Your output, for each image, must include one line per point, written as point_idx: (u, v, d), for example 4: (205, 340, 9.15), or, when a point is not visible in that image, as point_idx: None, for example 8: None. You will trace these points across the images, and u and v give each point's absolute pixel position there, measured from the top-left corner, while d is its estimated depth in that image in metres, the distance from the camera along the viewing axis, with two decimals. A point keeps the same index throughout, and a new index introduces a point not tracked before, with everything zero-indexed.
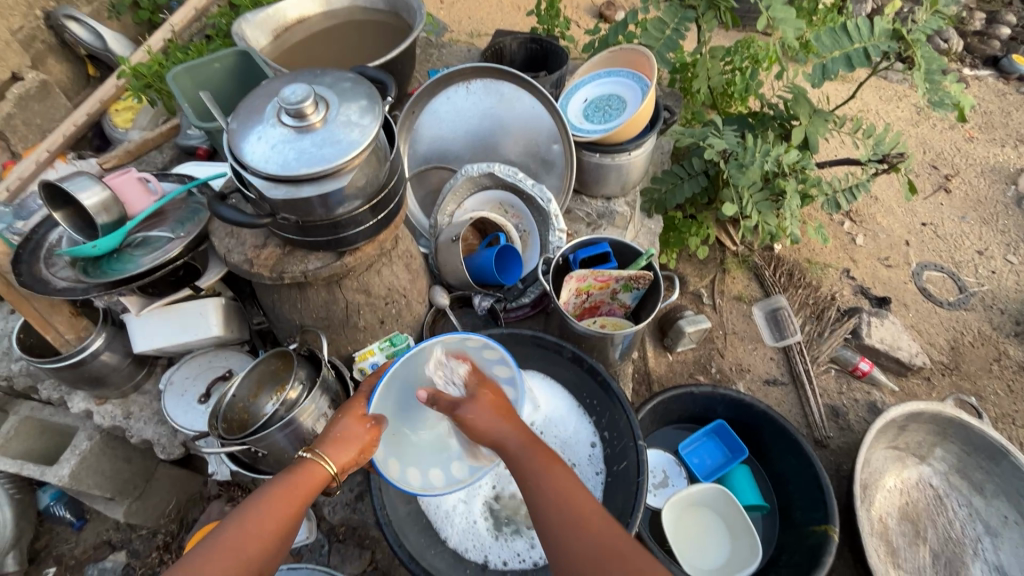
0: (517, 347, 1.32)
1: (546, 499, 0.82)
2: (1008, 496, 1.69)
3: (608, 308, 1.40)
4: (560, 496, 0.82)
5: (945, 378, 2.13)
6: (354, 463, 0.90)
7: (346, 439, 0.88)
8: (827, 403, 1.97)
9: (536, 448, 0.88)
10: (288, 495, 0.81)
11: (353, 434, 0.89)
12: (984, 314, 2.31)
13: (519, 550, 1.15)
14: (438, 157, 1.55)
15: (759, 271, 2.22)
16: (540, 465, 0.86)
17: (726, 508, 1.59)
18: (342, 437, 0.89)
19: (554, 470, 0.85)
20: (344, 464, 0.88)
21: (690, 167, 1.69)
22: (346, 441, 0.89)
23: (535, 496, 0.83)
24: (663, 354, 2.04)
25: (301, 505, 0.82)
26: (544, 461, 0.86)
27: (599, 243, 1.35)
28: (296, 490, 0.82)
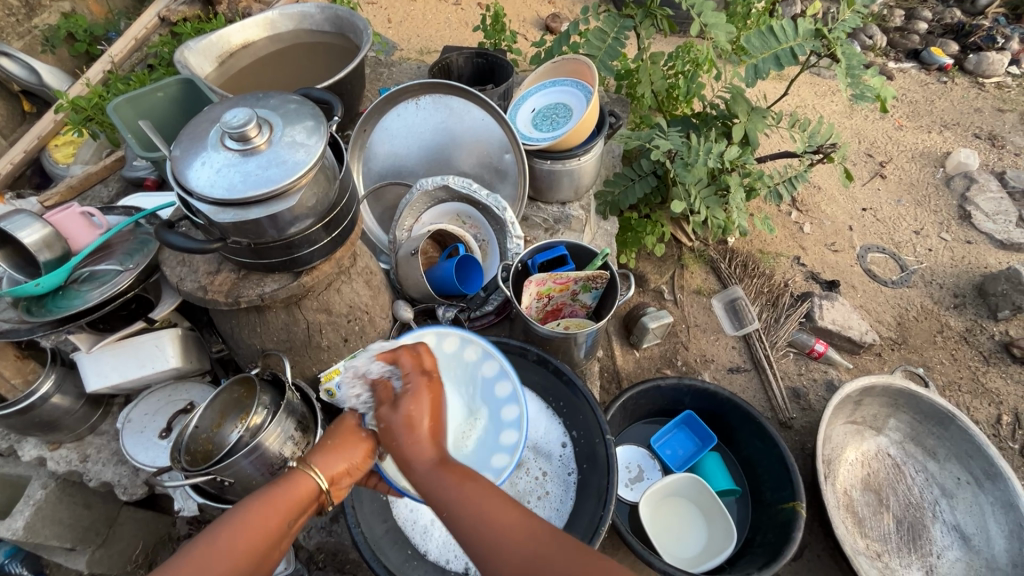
0: None
1: (474, 520, 0.75)
2: (959, 458, 1.79)
3: (570, 309, 1.43)
4: (490, 523, 0.75)
5: (894, 352, 2.25)
6: (346, 469, 0.81)
7: (337, 445, 0.81)
8: (788, 385, 2.05)
9: (449, 469, 0.78)
10: (266, 507, 0.75)
11: (348, 443, 0.82)
12: (925, 289, 2.46)
13: None
14: (393, 174, 1.57)
15: (716, 264, 2.31)
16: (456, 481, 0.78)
17: (697, 494, 1.64)
18: (340, 446, 0.82)
19: (469, 487, 0.77)
20: (333, 475, 0.80)
21: (640, 168, 1.75)
22: (341, 449, 0.81)
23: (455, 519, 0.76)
24: (630, 351, 2.09)
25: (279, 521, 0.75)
26: (455, 478, 0.78)
27: (556, 247, 1.38)
28: (279, 502, 0.75)
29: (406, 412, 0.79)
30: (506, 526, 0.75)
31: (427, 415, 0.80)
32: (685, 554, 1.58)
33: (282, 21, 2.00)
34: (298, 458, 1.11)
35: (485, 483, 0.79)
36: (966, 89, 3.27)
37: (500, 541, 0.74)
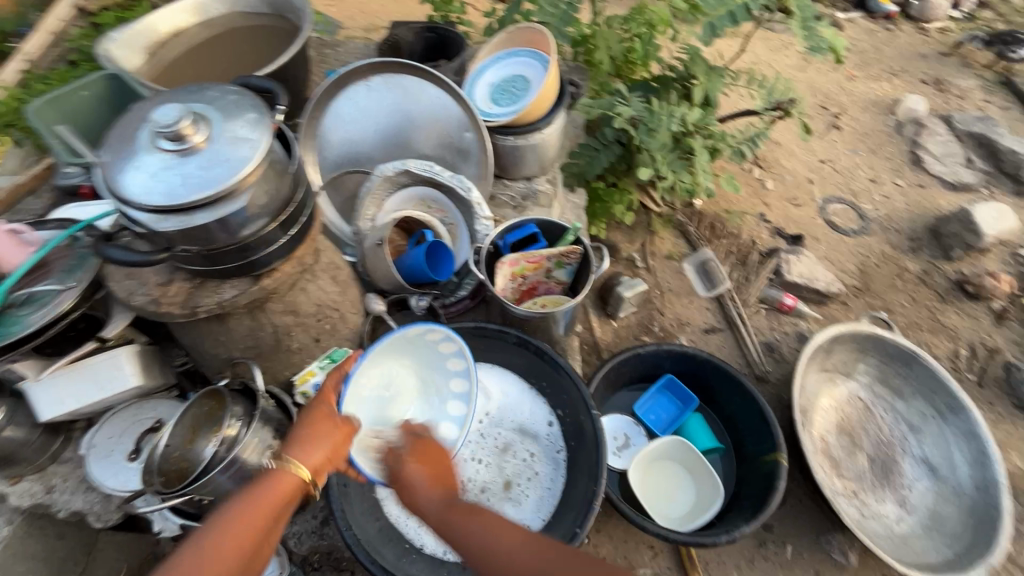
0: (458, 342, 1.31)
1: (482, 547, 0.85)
2: (922, 394, 1.89)
3: (545, 287, 1.40)
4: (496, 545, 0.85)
5: (858, 299, 2.33)
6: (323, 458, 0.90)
7: (318, 436, 0.90)
8: (761, 341, 2.10)
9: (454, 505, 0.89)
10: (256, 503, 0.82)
11: (325, 431, 0.92)
12: (884, 236, 2.54)
13: None
14: (350, 161, 1.49)
15: (684, 228, 2.32)
16: (462, 520, 0.88)
17: (684, 455, 1.69)
18: (313, 437, 0.91)
19: (473, 522, 0.87)
20: (314, 463, 0.89)
21: (603, 137, 1.71)
22: (316, 438, 0.90)
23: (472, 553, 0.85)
24: (607, 322, 2.09)
25: (272, 514, 0.83)
26: (459, 516, 0.88)
27: (526, 225, 1.33)
28: (266, 497, 0.83)
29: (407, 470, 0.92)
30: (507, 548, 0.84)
31: (432, 462, 0.94)
32: (674, 515, 1.62)
33: (212, 4, 1.86)
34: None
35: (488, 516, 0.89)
36: (911, 35, 3.34)
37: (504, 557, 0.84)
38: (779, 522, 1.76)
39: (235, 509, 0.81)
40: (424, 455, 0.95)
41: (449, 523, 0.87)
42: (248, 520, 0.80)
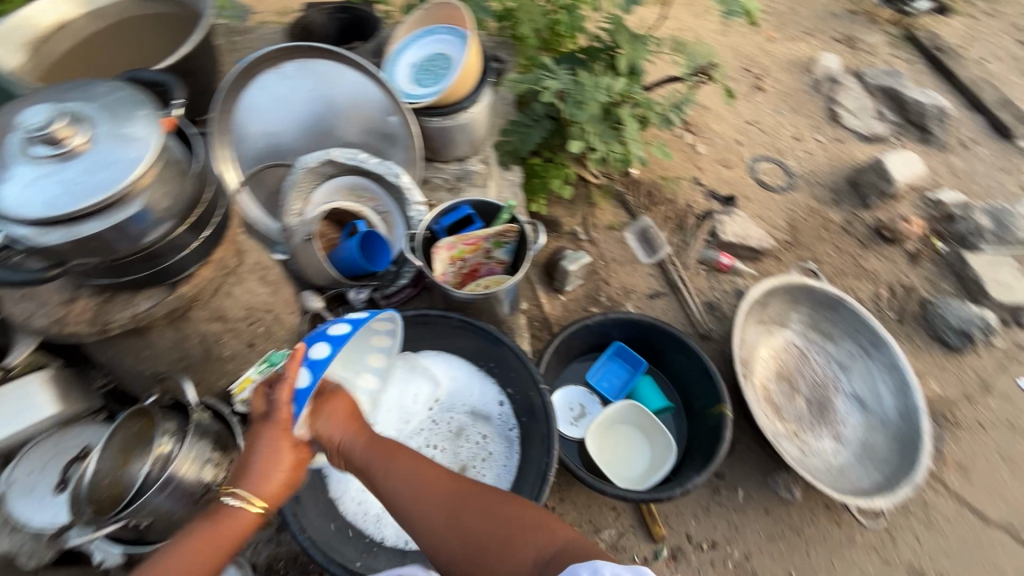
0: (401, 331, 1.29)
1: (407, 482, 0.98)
2: (849, 335, 2.03)
3: (487, 268, 1.39)
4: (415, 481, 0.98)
5: (789, 252, 2.45)
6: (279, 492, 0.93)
7: (265, 468, 0.91)
8: (703, 300, 2.19)
9: (376, 444, 1.00)
10: (209, 537, 0.87)
11: (275, 462, 0.91)
12: (809, 190, 2.68)
13: None
14: (270, 155, 1.42)
15: (623, 197, 2.36)
16: (384, 461, 0.99)
17: (638, 418, 1.76)
18: (265, 470, 0.91)
19: (396, 459, 0.99)
20: (271, 498, 0.92)
21: (534, 112, 1.70)
22: (273, 474, 0.91)
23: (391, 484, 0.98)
24: (555, 296, 2.12)
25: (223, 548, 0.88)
26: (385, 452, 1.00)
27: (460, 207, 1.31)
28: (218, 533, 0.88)
29: (328, 422, 1.00)
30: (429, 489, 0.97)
31: (345, 411, 1.02)
32: (632, 475, 1.68)
33: None
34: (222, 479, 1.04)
35: (408, 456, 1.01)
36: None
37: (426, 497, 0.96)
38: (730, 469, 1.86)
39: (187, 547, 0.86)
40: (335, 400, 1.02)
41: (373, 463, 0.98)
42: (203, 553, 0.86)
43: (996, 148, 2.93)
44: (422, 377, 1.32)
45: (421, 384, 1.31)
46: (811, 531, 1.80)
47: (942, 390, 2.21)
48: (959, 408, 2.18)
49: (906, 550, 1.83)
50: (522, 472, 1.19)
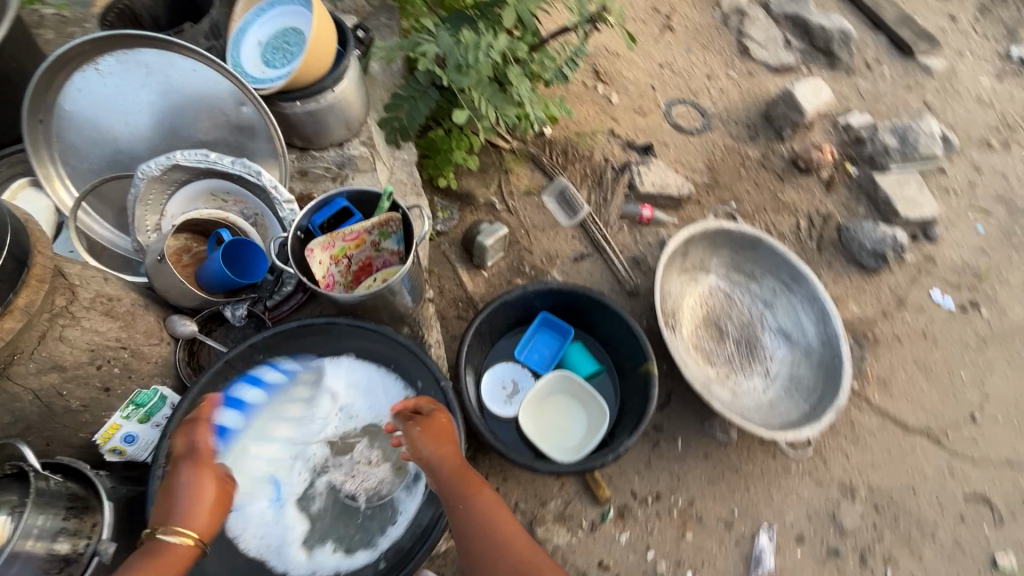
0: (288, 342, 1.25)
1: (478, 516, 1.08)
2: (770, 272, 2.06)
3: (380, 261, 1.28)
4: (483, 519, 1.08)
5: (710, 195, 2.45)
6: (214, 522, 1.01)
7: (194, 499, 0.99)
8: (628, 256, 2.16)
9: (465, 472, 1.12)
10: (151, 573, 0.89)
11: (202, 494, 1.00)
12: (724, 129, 2.66)
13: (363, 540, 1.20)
14: (110, 167, 1.25)
15: (538, 159, 2.27)
16: (467, 491, 1.10)
17: (570, 386, 1.74)
18: (193, 502, 0.99)
19: (479, 495, 1.10)
20: (206, 526, 0.99)
21: (416, 82, 1.55)
22: (201, 505, 0.99)
23: (463, 512, 1.08)
24: (477, 273, 2.03)
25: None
26: (471, 484, 1.11)
27: (334, 200, 1.19)
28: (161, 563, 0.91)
29: (435, 440, 1.13)
30: (494, 527, 1.07)
31: (445, 434, 1.16)
32: (571, 445, 1.67)
33: None
34: (88, 545, 0.99)
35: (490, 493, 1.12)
36: None
37: (488, 532, 1.06)
38: (667, 420, 1.88)
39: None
40: (442, 423, 1.16)
41: (455, 487, 1.10)
42: None
43: (898, 66, 2.98)
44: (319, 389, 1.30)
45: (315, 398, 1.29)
46: (749, 467, 1.86)
47: (861, 311, 2.30)
48: (878, 326, 2.27)
49: (837, 470, 1.92)
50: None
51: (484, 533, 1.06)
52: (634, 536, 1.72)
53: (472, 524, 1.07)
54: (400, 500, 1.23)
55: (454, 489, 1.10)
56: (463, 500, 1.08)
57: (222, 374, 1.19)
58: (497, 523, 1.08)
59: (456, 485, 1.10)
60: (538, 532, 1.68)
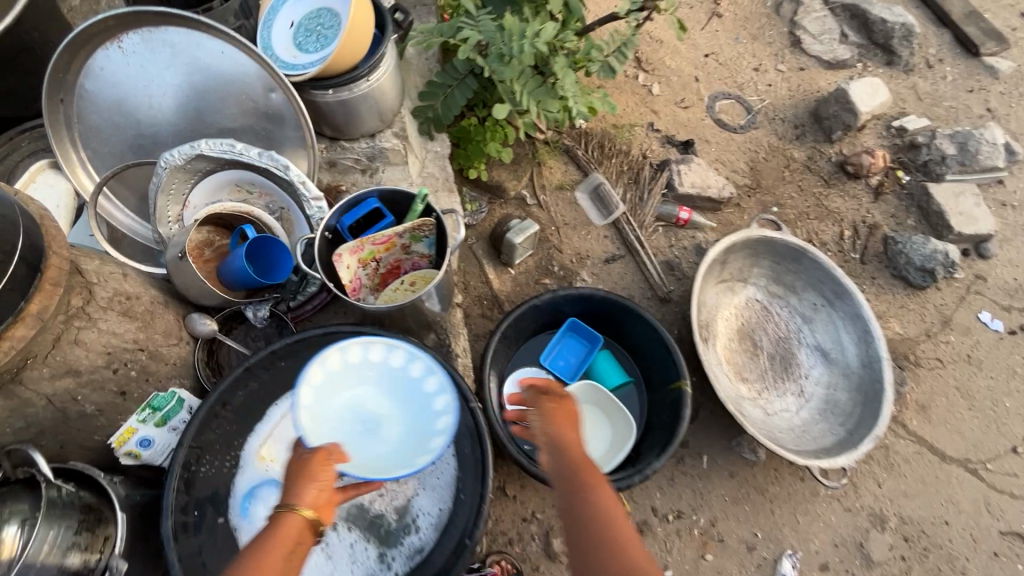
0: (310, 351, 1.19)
1: (594, 510, 0.94)
2: (812, 286, 1.95)
3: (410, 264, 1.21)
4: (599, 515, 0.94)
5: (751, 198, 2.32)
6: (325, 497, 0.90)
7: (300, 478, 0.91)
8: (662, 260, 2.07)
9: (585, 462, 1.01)
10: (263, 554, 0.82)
11: (309, 473, 0.92)
12: (770, 127, 2.51)
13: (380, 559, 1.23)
14: (132, 152, 1.19)
15: (572, 152, 2.16)
16: (585, 482, 0.98)
17: (596, 396, 1.68)
18: (300, 481, 0.91)
19: (599, 488, 0.97)
20: (315, 502, 0.88)
21: (454, 71, 1.45)
22: (305, 480, 0.90)
23: (577, 499, 0.96)
24: (504, 271, 1.96)
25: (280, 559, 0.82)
26: (591, 476, 0.99)
27: (365, 200, 1.12)
28: (272, 542, 0.83)
29: (559, 421, 1.07)
30: (609, 527, 0.92)
31: (570, 420, 1.09)
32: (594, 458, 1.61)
33: None
34: (98, 559, 0.98)
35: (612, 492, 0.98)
36: None
37: (601, 529, 0.92)
38: (694, 436, 1.81)
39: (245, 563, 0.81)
40: (568, 408, 1.11)
41: (573, 473, 1.00)
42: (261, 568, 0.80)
43: (961, 66, 2.78)
44: None
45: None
46: (775, 489, 1.79)
47: (904, 330, 2.18)
48: (920, 347, 2.15)
49: (868, 497, 1.85)
50: (458, 474, 1.25)
51: (599, 531, 0.92)
52: (652, 554, 1.67)
53: (586, 515, 0.94)
54: (421, 518, 1.25)
55: (571, 475, 1.00)
56: (580, 488, 0.97)
57: (239, 380, 1.14)
58: (616, 524, 0.93)
59: (573, 475, 0.99)
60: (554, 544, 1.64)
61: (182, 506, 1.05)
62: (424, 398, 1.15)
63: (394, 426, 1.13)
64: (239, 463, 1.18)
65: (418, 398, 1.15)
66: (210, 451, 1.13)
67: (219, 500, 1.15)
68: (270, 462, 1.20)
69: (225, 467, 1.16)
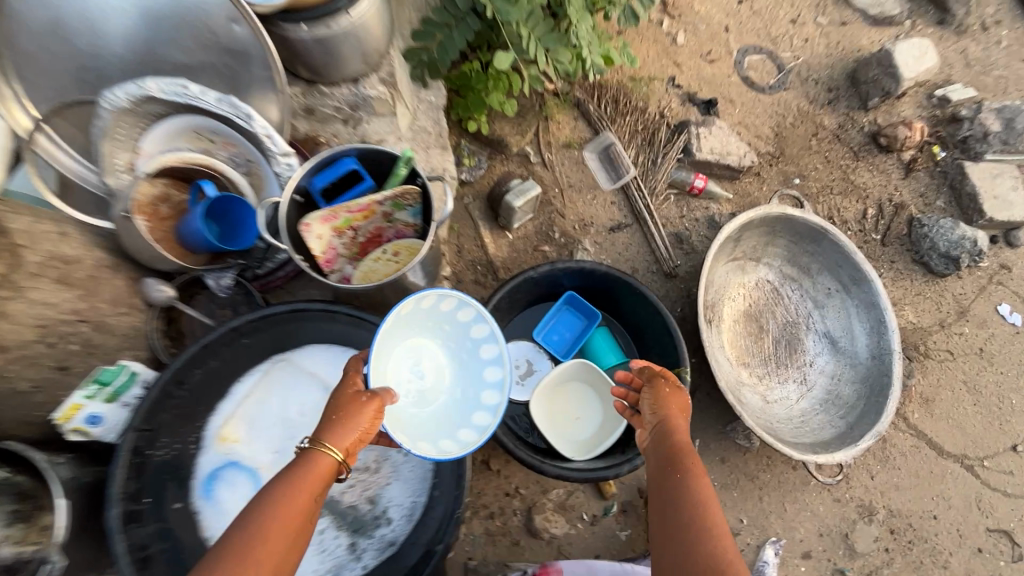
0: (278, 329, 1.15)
1: (683, 494, 0.91)
2: (829, 270, 1.83)
3: (393, 232, 1.08)
4: (688, 499, 0.90)
5: (773, 168, 2.15)
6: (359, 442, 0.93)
7: (340, 418, 0.91)
8: (671, 232, 1.93)
9: (685, 448, 0.98)
10: (297, 485, 0.84)
11: (349, 416, 0.92)
12: (801, 89, 2.29)
13: (347, 550, 1.20)
14: (76, 85, 1.07)
15: (583, 106, 1.97)
16: (681, 464, 0.95)
17: (590, 376, 1.59)
18: (341, 420, 0.91)
19: (694, 476, 0.93)
20: (348, 447, 0.90)
21: (453, 7, 1.24)
22: (345, 423, 0.91)
23: (670, 479, 0.94)
24: (501, 235, 1.82)
25: (312, 494, 0.84)
26: (690, 462, 0.96)
27: (341, 160, 0.99)
28: (307, 477, 0.85)
29: (667, 404, 1.07)
30: (697, 512, 0.88)
31: (679, 405, 1.07)
32: (584, 441, 1.54)
33: None
34: (36, 551, 0.95)
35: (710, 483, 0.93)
36: None
37: (688, 514, 0.88)
38: (687, 419, 1.74)
39: (283, 486, 0.83)
40: (676, 394, 1.09)
41: (673, 454, 0.97)
42: (296, 498, 0.82)
43: (1020, 29, 2.51)
44: (309, 381, 1.21)
45: (304, 390, 1.21)
46: (766, 477, 1.75)
47: (917, 319, 2.07)
48: (932, 337, 2.06)
49: (859, 488, 1.81)
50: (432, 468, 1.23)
51: (688, 513, 0.88)
52: (635, 534, 1.65)
53: (675, 497, 0.91)
54: (394, 509, 1.23)
55: (672, 456, 0.97)
56: (677, 470, 0.95)
57: (197, 358, 1.05)
58: (705, 512, 0.87)
59: (672, 456, 0.98)
60: (536, 521, 1.61)
61: (130, 496, 0.99)
62: (484, 379, 1.16)
63: (435, 404, 1.17)
64: (202, 442, 1.14)
65: (477, 371, 1.17)
66: (167, 433, 1.07)
67: (179, 480, 1.10)
68: (231, 444, 1.15)
69: (186, 450, 1.11)
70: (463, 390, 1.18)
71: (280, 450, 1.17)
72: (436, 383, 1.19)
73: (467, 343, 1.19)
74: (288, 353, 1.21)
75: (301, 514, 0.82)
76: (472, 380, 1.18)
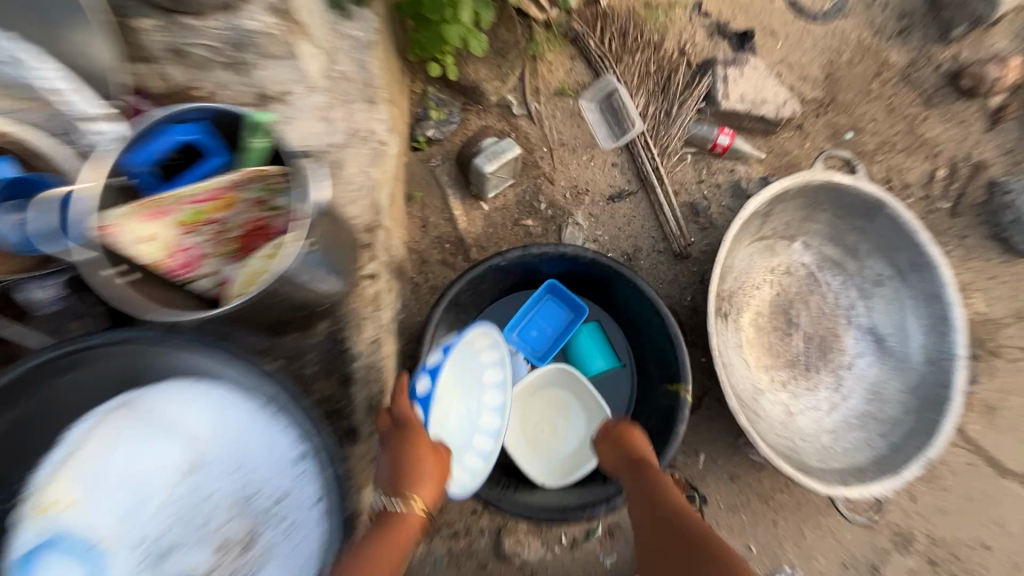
0: (99, 368, 0.77)
1: (649, 498, 0.96)
2: (882, 253, 1.46)
3: (280, 224, 0.81)
4: (659, 505, 0.94)
5: (820, 119, 1.72)
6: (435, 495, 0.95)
7: (415, 472, 0.92)
8: (684, 202, 1.58)
9: (642, 463, 1.04)
10: (386, 542, 0.85)
11: (422, 469, 0.93)
12: (865, 15, 1.77)
13: None
14: None
15: (582, 42, 1.58)
16: (643, 477, 1.00)
17: (572, 384, 1.32)
18: (413, 469, 0.93)
19: (649, 475, 1.01)
20: (428, 498, 0.93)
21: None
22: (418, 476, 0.92)
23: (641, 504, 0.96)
24: (475, 206, 1.52)
25: (400, 549, 0.85)
26: (647, 471, 1.02)
27: (178, 126, 0.77)
28: (394, 535, 0.87)
29: (627, 446, 1.10)
30: (669, 514, 0.92)
31: (636, 442, 1.10)
32: (560, 461, 1.29)
33: None
34: None
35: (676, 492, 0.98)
36: None
37: (669, 523, 0.90)
38: (692, 430, 1.46)
39: (372, 542, 0.83)
40: (633, 432, 1.12)
41: (638, 475, 1.02)
42: (385, 550, 0.83)
43: None
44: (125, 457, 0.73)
45: (140, 454, 0.74)
46: (783, 498, 1.48)
47: (989, 310, 1.69)
48: (1006, 333, 1.67)
49: (895, 513, 1.52)
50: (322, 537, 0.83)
51: (666, 527, 0.90)
52: (621, 561, 1.42)
53: (654, 512, 0.93)
54: None
55: (639, 485, 1.00)
56: (637, 486, 1.00)
57: None
58: (675, 513, 0.92)
59: (634, 480, 1.02)
60: (505, 543, 1.40)
61: None
62: (484, 406, 1.16)
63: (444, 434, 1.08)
64: None
65: (475, 397, 1.15)
66: None
67: None
68: (59, 511, 0.68)
69: None
70: (460, 417, 1.12)
71: (125, 522, 0.71)
72: (442, 410, 1.09)
73: (473, 369, 1.15)
74: (135, 396, 0.76)
75: (392, 563, 0.83)
76: (468, 406, 1.14)
